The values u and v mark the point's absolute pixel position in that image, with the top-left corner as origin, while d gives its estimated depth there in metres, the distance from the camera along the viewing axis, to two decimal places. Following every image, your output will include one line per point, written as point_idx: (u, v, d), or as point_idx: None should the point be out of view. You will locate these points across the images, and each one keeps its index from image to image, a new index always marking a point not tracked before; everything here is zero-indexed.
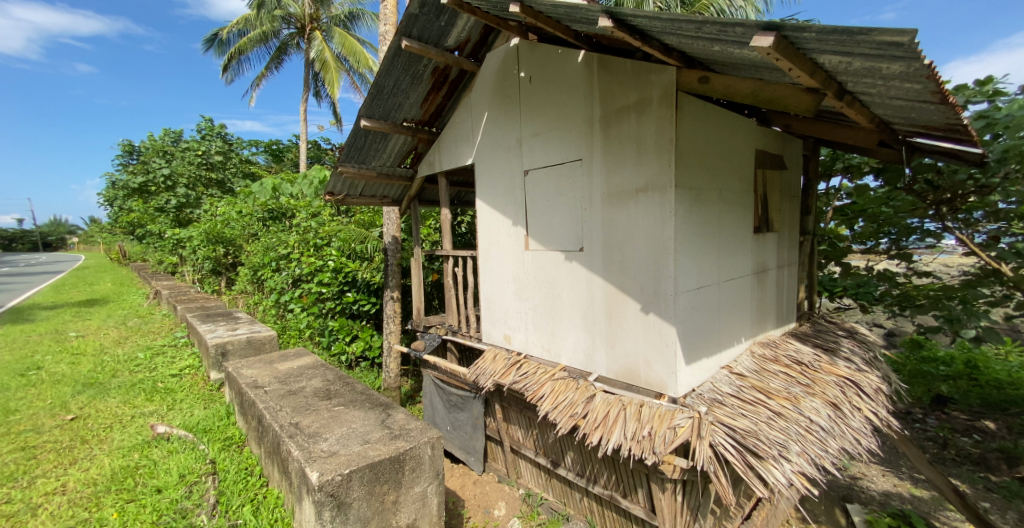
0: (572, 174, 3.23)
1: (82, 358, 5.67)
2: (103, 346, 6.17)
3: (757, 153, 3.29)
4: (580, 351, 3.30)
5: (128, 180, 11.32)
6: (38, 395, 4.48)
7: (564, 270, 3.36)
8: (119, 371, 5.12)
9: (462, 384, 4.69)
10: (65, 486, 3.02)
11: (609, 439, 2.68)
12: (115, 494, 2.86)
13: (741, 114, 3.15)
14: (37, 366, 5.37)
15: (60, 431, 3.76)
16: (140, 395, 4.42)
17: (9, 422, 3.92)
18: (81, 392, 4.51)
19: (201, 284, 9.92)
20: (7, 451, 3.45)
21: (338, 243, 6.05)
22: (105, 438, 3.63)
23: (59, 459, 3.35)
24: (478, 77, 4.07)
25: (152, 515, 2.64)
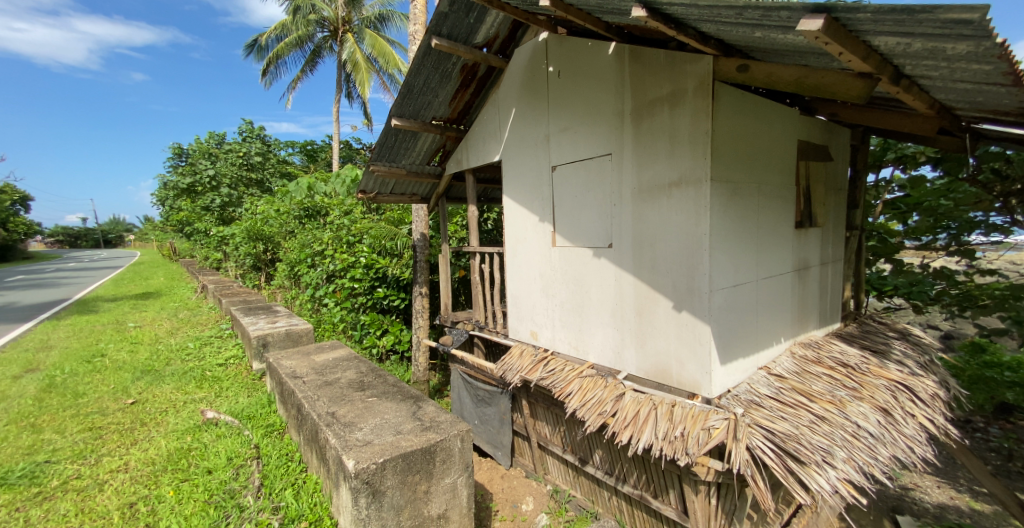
0: (602, 169, 3.16)
1: (139, 346, 6.00)
2: (158, 336, 6.52)
3: (800, 144, 3.14)
4: (609, 349, 3.25)
5: (177, 181, 11.91)
6: (102, 380, 4.77)
7: (592, 267, 3.31)
8: (172, 360, 5.38)
9: (489, 380, 4.71)
10: (128, 465, 3.19)
11: (640, 439, 2.63)
12: (171, 473, 3.01)
13: (783, 104, 3.00)
14: (101, 353, 5.73)
15: (123, 413, 3.98)
16: (191, 382, 4.63)
17: (77, 404, 4.18)
18: (140, 378, 4.77)
19: (243, 279, 10.33)
20: (76, 431, 3.68)
21: (369, 240, 6.18)
22: (161, 421, 3.82)
23: (122, 439, 3.54)
24: (507, 73, 4.04)
25: (204, 494, 2.77)
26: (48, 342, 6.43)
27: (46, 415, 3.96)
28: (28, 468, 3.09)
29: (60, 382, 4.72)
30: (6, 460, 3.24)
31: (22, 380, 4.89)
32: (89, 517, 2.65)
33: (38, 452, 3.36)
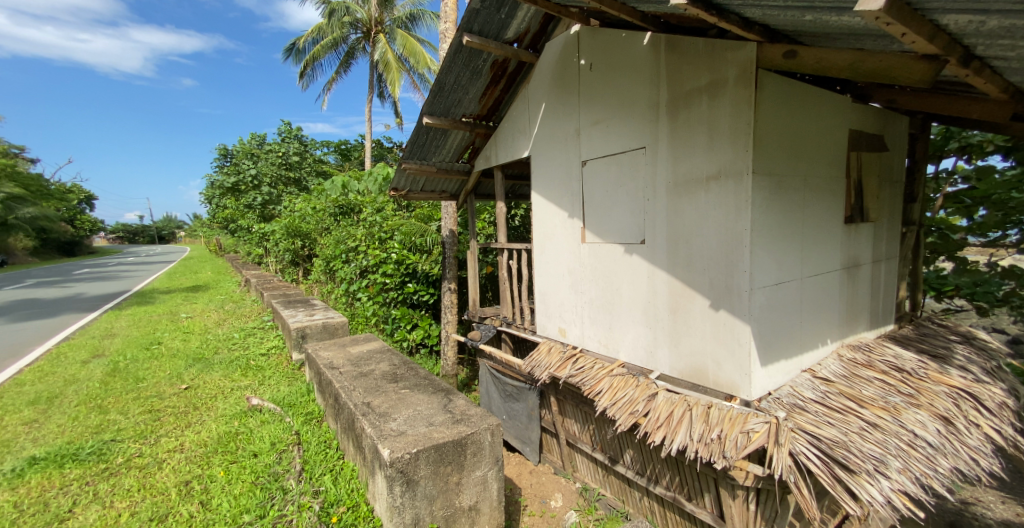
0: (635, 163, 3.09)
1: (191, 335, 6.31)
2: (207, 326, 6.84)
3: (851, 134, 2.96)
4: (641, 347, 3.17)
5: (223, 180, 12.47)
6: (158, 366, 5.04)
7: (623, 263, 3.24)
8: (220, 348, 5.64)
9: (517, 375, 4.70)
10: (183, 445, 3.36)
11: (674, 440, 2.56)
12: (221, 455, 3.16)
13: (833, 92, 2.83)
14: (157, 341, 6.06)
15: (178, 397, 4.19)
16: (237, 370, 4.83)
17: (137, 388, 4.43)
18: (192, 365, 5.02)
19: (283, 274, 10.69)
20: (137, 412, 3.91)
21: (400, 237, 6.29)
22: (211, 406, 4.00)
23: (177, 422, 3.73)
24: (538, 67, 3.99)
25: (251, 476, 2.89)
26: (111, 330, 6.86)
27: (111, 397, 4.22)
28: (95, 446, 3.30)
29: (122, 367, 5.02)
30: (76, 438, 3.47)
31: (89, 365, 5.23)
32: (149, 493, 2.82)
33: (105, 431, 3.58)
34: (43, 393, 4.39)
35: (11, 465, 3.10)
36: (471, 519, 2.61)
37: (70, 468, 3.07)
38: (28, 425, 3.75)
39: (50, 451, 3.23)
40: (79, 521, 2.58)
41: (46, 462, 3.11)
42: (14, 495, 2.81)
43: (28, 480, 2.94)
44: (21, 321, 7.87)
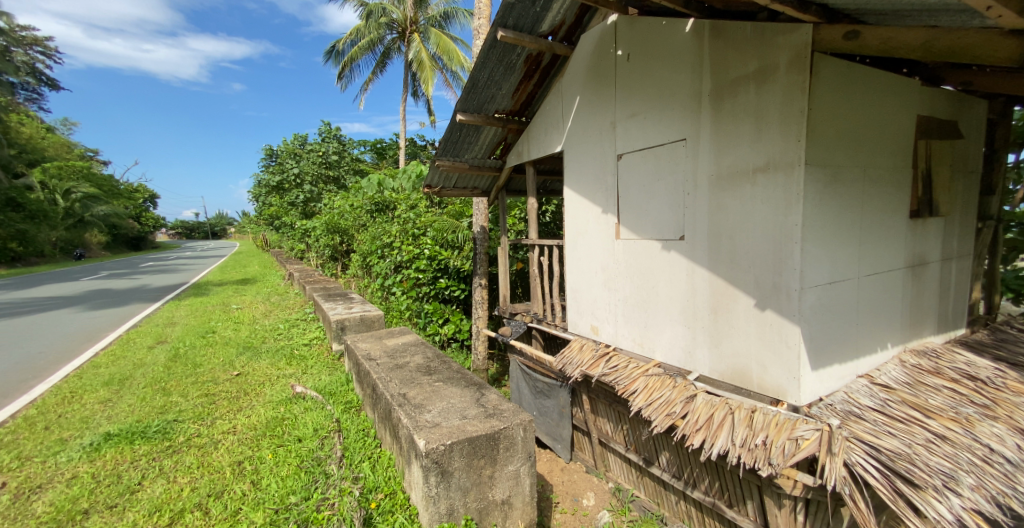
0: (675, 155, 2.97)
1: (242, 325, 6.61)
2: (256, 316, 7.14)
3: (921, 120, 2.75)
4: (678, 347, 3.07)
5: (269, 179, 12.99)
6: (213, 353, 5.29)
7: (661, 260, 3.13)
8: (267, 338, 5.87)
9: (548, 372, 4.65)
10: (236, 428, 3.52)
11: (715, 444, 2.46)
12: (270, 439, 3.31)
13: (900, 75, 2.63)
14: (212, 329, 6.38)
15: (231, 383, 4.38)
16: (282, 358, 5.02)
17: (195, 373, 4.66)
18: (242, 353, 5.25)
19: (323, 268, 11.03)
20: (195, 395, 4.11)
21: (432, 233, 6.35)
22: (260, 392, 4.16)
23: (230, 405, 3.90)
24: (574, 59, 3.91)
25: (296, 460, 3.01)
26: (171, 319, 7.27)
27: (173, 380, 4.46)
28: (159, 425, 3.50)
29: (182, 353, 5.30)
30: (143, 417, 3.69)
31: (153, 350, 5.55)
32: (207, 471, 2.97)
33: (168, 411, 3.79)
34: (113, 375, 4.70)
35: (87, 440, 3.32)
36: (504, 514, 2.59)
37: (139, 444, 3.27)
38: (102, 403, 4.02)
39: (120, 428, 3.44)
40: (147, 493, 2.75)
41: (116, 438, 3.31)
42: (91, 467, 3.02)
43: (102, 454, 3.15)
44: (95, 309, 8.47)
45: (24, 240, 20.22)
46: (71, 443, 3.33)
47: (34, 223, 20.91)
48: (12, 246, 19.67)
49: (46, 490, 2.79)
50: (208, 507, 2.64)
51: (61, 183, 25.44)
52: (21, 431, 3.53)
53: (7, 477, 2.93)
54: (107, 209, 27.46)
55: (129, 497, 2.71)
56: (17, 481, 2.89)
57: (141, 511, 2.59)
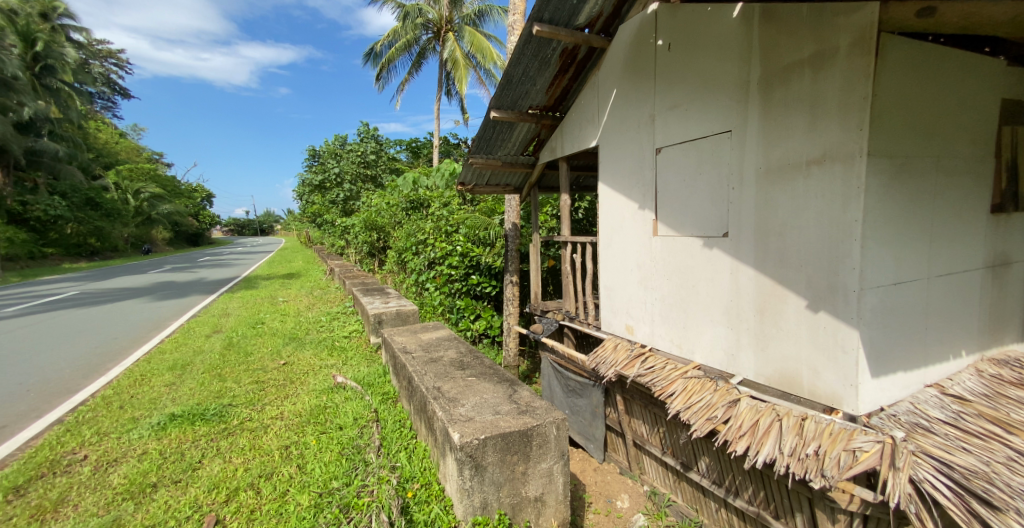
0: (719, 148, 2.84)
1: (288, 317, 6.86)
2: (300, 309, 7.39)
3: (1005, 104, 2.52)
4: (720, 349, 2.94)
5: (312, 178, 13.44)
6: (262, 342, 5.51)
7: (701, 258, 3.00)
8: (310, 329, 6.06)
9: (581, 371, 4.57)
10: (283, 413, 3.64)
11: (761, 452, 2.34)
12: (313, 425, 3.40)
13: (982, 54, 2.41)
14: (261, 320, 6.66)
15: (278, 371, 4.55)
16: (324, 349, 5.16)
17: (247, 361, 4.86)
18: (288, 343, 5.44)
19: (361, 264, 11.31)
20: (247, 382, 4.28)
21: (465, 230, 6.36)
22: (305, 381, 4.28)
23: (278, 392, 4.03)
24: (612, 51, 3.80)
25: (338, 446, 3.08)
26: (225, 310, 7.65)
27: (228, 367, 4.67)
28: (217, 408, 3.66)
29: (236, 341, 5.56)
30: (203, 400, 3.87)
31: (211, 338, 5.85)
32: (258, 453, 3.09)
33: (224, 396, 3.96)
34: (175, 360, 4.98)
35: (155, 419, 3.52)
36: (537, 511, 2.55)
37: (200, 425, 3.44)
38: (167, 386, 4.27)
39: (183, 409, 3.62)
40: (206, 471, 2.89)
41: (180, 419, 3.49)
42: (159, 444, 3.20)
43: (168, 433, 3.33)
44: (160, 300, 9.04)
45: (100, 236, 21.99)
46: (142, 421, 3.55)
47: (107, 220, 22.62)
48: (91, 242, 21.45)
49: (120, 464, 2.98)
50: (260, 487, 2.74)
51: (129, 184, 27.41)
52: (100, 409, 3.81)
53: (86, 451, 3.16)
54: (168, 207, 29.34)
55: (191, 474, 2.86)
56: (95, 455, 3.11)
57: (201, 488, 2.72)
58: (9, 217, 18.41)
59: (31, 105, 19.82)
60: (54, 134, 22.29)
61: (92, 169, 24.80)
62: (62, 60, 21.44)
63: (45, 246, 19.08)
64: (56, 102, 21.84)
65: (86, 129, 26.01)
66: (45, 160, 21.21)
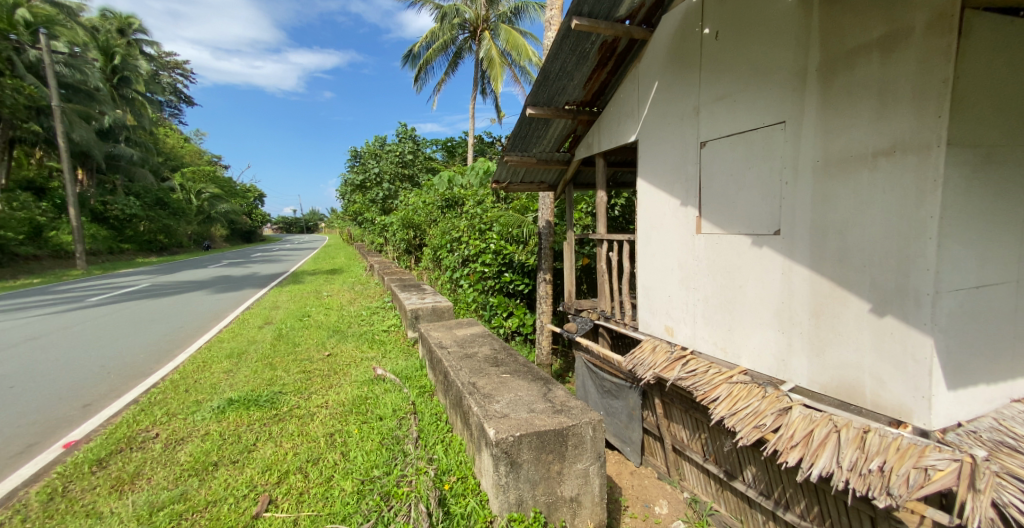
0: (771, 141, 2.68)
1: (332, 310, 7.07)
2: (342, 303, 7.61)
3: None
4: (769, 354, 2.77)
5: (353, 178, 13.85)
6: (309, 334, 5.70)
7: (749, 257, 2.85)
8: (352, 323, 6.22)
9: (616, 372, 4.45)
10: (328, 402, 3.73)
11: (816, 465, 2.19)
12: (355, 415, 3.46)
13: None
14: (307, 313, 6.90)
15: (323, 362, 4.68)
16: (365, 342, 5.28)
17: (295, 351, 5.04)
18: (331, 335, 5.60)
19: (399, 261, 11.54)
20: (295, 371, 4.42)
21: (498, 228, 6.34)
22: (347, 372, 4.38)
23: (323, 382, 4.14)
24: (653, 42, 3.66)
25: (379, 436, 3.13)
26: (276, 302, 7.99)
27: (278, 356, 4.85)
28: (268, 395, 3.80)
29: (285, 333, 5.78)
30: (256, 386, 4.04)
31: (263, 329, 6.11)
32: (306, 439, 3.17)
33: (275, 383, 4.11)
34: (231, 348, 5.22)
35: (215, 403, 3.69)
36: (573, 511, 2.48)
37: (254, 410, 3.57)
38: (225, 372, 4.48)
39: (239, 395, 3.78)
40: (260, 453, 3.00)
41: (237, 403, 3.65)
42: (219, 426, 3.35)
43: (227, 416, 3.49)
44: (220, 292, 9.58)
45: (168, 233, 23.61)
46: (204, 404, 3.73)
47: (172, 218, 24.21)
48: (163, 239, 22.90)
49: (185, 443, 3.15)
50: (308, 471, 2.81)
51: (191, 184, 29.16)
52: (169, 391, 4.04)
53: (157, 429, 3.36)
54: (226, 206, 31.02)
55: (247, 455, 2.98)
56: (165, 433, 3.30)
57: (256, 469, 2.82)
58: (92, 216, 20.09)
59: (110, 113, 21.58)
60: (127, 139, 24.13)
61: (161, 171, 26.69)
62: (138, 73, 23.14)
63: (123, 242, 20.74)
64: (131, 110, 23.69)
65: (157, 135, 27.92)
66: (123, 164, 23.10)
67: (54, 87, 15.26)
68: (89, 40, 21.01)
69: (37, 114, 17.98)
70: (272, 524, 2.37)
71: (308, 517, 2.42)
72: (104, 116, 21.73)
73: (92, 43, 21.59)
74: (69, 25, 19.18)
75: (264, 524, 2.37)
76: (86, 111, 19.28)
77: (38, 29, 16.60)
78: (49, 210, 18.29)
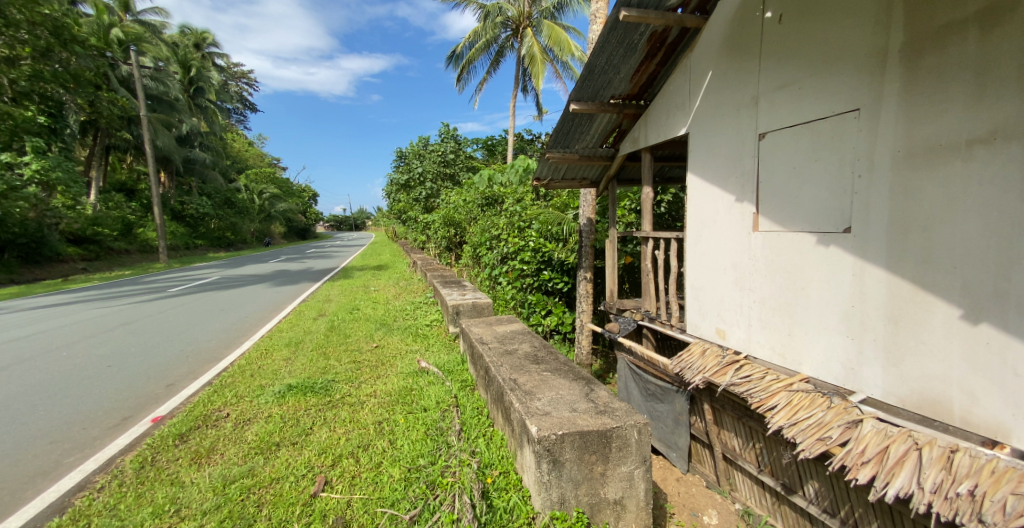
0: (841, 131, 2.47)
1: (378, 304, 7.27)
2: (388, 298, 7.80)
3: None
4: (836, 362, 2.56)
5: (398, 178, 14.21)
6: (358, 326, 5.87)
7: (813, 257, 2.64)
8: (398, 317, 6.36)
9: (662, 374, 4.27)
10: (376, 392, 3.81)
11: (891, 484, 2.02)
12: (402, 405, 3.52)
13: None
14: (356, 306, 7.13)
15: (371, 352, 4.81)
16: (409, 336, 5.37)
17: (347, 341, 5.21)
18: (379, 328, 5.74)
19: (441, 258, 11.71)
20: (346, 361, 4.56)
21: (538, 225, 6.25)
22: (393, 363, 4.47)
23: (372, 372, 4.24)
24: (706, 31, 3.47)
25: (423, 426, 3.16)
26: (329, 296, 8.33)
27: (331, 346, 5.04)
28: (323, 383, 3.93)
29: (338, 324, 5.98)
30: (312, 374, 4.20)
31: (317, 320, 6.37)
32: (357, 425, 3.25)
33: (329, 372, 4.25)
34: (289, 338, 5.46)
35: (277, 388, 3.86)
36: (617, 514, 2.39)
37: (310, 396, 3.71)
38: (284, 359, 4.68)
39: (298, 381, 3.94)
40: (317, 436, 3.10)
41: (296, 389, 3.80)
42: (281, 410, 3.50)
43: (287, 400, 3.64)
44: (280, 285, 10.09)
45: (234, 230, 25.22)
46: (267, 388, 3.91)
47: (234, 216, 25.80)
48: (228, 237, 24.54)
49: (252, 423, 3.31)
50: (359, 456, 2.87)
51: (256, 186, 30.87)
52: (237, 375, 4.26)
53: (228, 410, 3.55)
54: (285, 206, 32.61)
55: (305, 438, 3.09)
56: (234, 414, 3.48)
57: (313, 451, 2.92)
58: (169, 214, 21.77)
59: (188, 122, 23.17)
60: (198, 143, 25.91)
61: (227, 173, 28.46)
62: (210, 83, 24.74)
63: (198, 238, 22.35)
64: (205, 118, 25.34)
65: (225, 140, 29.73)
66: (197, 168, 24.51)
67: (142, 99, 16.67)
68: (169, 55, 22.82)
69: (127, 123, 19.64)
70: (328, 504, 2.44)
71: (359, 500, 2.47)
72: (182, 125, 23.36)
73: (173, 58, 23.29)
74: (153, 42, 20.73)
75: (321, 504, 2.44)
76: (168, 120, 20.72)
77: (128, 47, 18.26)
78: (139, 211, 20.13)
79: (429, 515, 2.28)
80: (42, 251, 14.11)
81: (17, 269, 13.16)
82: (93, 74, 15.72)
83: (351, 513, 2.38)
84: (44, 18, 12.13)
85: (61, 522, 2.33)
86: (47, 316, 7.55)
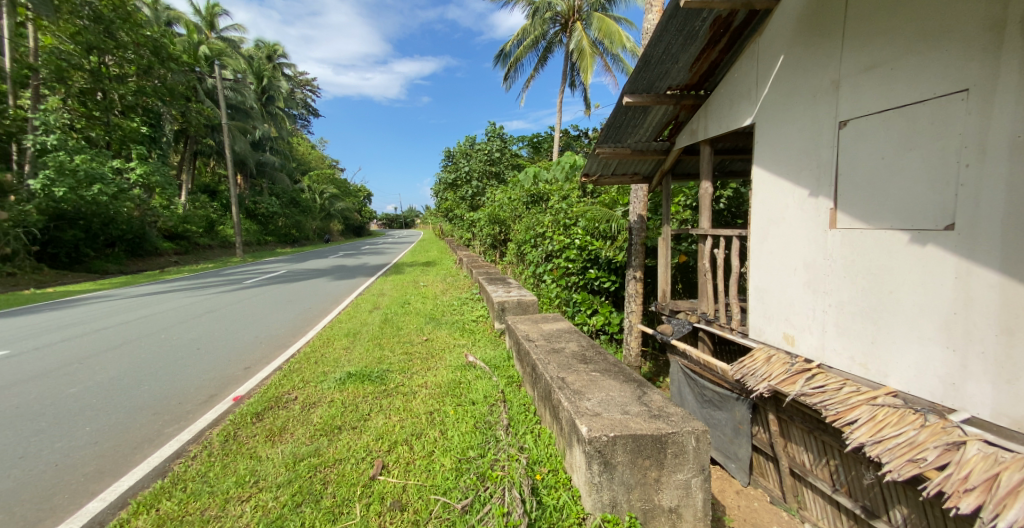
0: (943, 116, 2.19)
1: (427, 299, 7.40)
2: (436, 293, 7.92)
3: None
4: (931, 375, 2.28)
5: (446, 177, 14.45)
6: (409, 319, 5.99)
7: (904, 256, 2.36)
8: (446, 311, 6.43)
9: (720, 381, 4.01)
10: (427, 383, 3.85)
11: (1001, 516, 1.74)
12: (451, 397, 3.53)
13: None
14: (408, 300, 7.29)
15: (422, 345, 4.88)
16: (457, 330, 5.41)
17: (399, 333, 5.33)
18: (428, 322, 5.83)
19: (486, 255, 11.78)
20: (400, 352, 4.65)
21: (584, 223, 6.08)
22: (442, 356, 4.50)
23: (422, 364, 4.30)
24: (777, 12, 3.19)
25: (472, 419, 3.14)
26: (382, 290, 8.59)
27: (386, 337, 5.17)
28: (379, 372, 4.02)
29: (391, 317, 6.13)
30: (368, 363, 4.31)
31: (372, 313, 6.56)
32: (410, 414, 3.29)
33: (383, 362, 4.35)
34: (348, 328, 5.65)
35: (338, 375, 3.99)
36: (671, 523, 2.25)
37: (367, 384, 3.80)
38: (344, 348, 4.85)
39: (356, 369, 4.06)
40: (374, 423, 3.16)
41: (355, 377, 3.92)
42: (342, 395, 3.61)
43: (347, 387, 3.75)
44: (338, 279, 10.52)
45: (298, 227, 26.70)
46: (329, 375, 4.05)
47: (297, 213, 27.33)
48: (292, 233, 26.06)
49: (317, 406, 3.43)
50: (413, 443, 2.89)
51: (317, 185, 32.53)
52: (303, 361, 4.45)
53: (296, 393, 3.71)
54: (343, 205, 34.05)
55: (364, 423, 3.16)
56: (301, 397, 3.63)
57: (371, 436, 2.98)
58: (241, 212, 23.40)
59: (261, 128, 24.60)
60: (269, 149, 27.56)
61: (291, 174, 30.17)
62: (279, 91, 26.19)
63: (267, 234, 23.90)
64: (274, 121, 26.90)
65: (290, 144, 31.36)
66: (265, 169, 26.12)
67: (224, 108, 17.44)
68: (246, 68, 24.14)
69: (212, 129, 21.18)
70: (386, 488, 2.47)
71: (415, 485, 2.48)
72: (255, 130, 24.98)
73: (249, 69, 24.85)
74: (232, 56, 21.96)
75: (380, 486, 2.47)
76: (242, 124, 22.21)
77: (212, 62, 19.83)
78: (219, 210, 21.84)
79: (480, 506, 2.24)
80: (143, 246, 15.60)
81: (123, 261, 14.66)
82: (182, 87, 17.03)
83: (407, 498, 2.39)
84: (146, 40, 14.39)
85: (164, 485, 2.51)
86: (145, 302, 8.30)
